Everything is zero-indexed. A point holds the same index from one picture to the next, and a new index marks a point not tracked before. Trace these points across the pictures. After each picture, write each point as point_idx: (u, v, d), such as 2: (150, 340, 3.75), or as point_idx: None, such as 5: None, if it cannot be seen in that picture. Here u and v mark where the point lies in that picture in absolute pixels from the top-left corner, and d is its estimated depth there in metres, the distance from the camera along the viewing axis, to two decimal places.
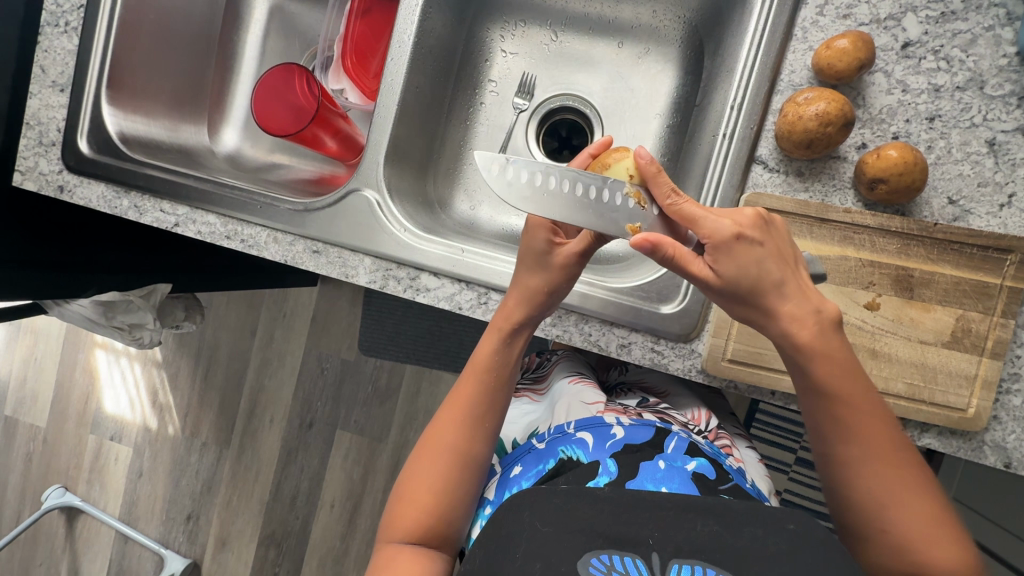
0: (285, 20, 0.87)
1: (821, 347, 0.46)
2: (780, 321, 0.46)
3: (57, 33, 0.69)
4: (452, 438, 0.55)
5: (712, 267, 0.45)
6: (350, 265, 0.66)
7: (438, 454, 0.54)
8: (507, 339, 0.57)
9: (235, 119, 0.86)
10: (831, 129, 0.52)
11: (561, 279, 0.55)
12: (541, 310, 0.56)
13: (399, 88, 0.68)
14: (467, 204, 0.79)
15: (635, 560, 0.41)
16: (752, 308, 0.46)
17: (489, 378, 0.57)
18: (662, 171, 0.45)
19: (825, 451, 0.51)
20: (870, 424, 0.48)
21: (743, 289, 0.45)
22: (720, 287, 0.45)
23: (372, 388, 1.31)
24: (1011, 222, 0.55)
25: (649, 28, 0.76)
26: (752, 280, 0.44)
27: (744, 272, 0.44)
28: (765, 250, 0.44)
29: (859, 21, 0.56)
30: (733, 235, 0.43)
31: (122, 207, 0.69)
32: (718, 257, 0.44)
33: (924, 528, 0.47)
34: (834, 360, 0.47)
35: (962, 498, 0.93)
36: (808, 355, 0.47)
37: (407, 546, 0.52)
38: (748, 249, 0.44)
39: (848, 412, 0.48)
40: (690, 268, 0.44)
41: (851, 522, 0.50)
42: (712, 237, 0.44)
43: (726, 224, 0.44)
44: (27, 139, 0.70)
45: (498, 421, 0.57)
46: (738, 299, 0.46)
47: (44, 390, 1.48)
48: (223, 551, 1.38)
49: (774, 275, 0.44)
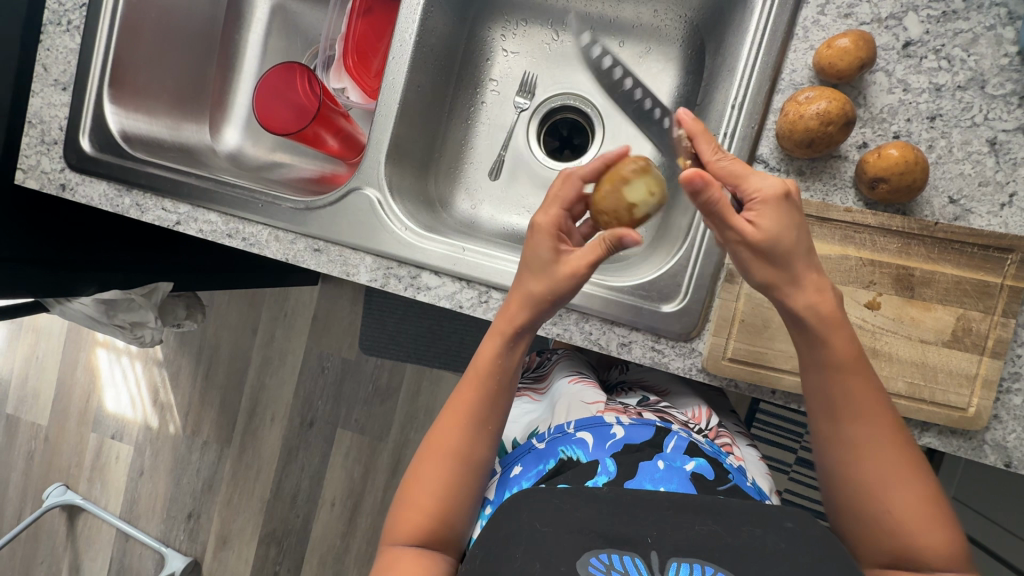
0: (287, 19, 0.87)
1: (835, 320, 0.48)
2: (804, 289, 0.47)
3: (59, 32, 0.70)
4: (459, 440, 0.55)
5: (754, 223, 0.46)
6: (351, 263, 0.66)
7: (444, 457, 0.55)
8: (509, 343, 0.55)
9: (236, 118, 0.86)
10: (832, 128, 0.53)
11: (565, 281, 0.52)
12: (545, 314, 0.54)
13: (400, 86, 0.68)
14: (468, 202, 0.79)
15: (634, 559, 0.41)
16: (779, 271, 0.47)
17: (492, 383, 0.56)
18: (709, 131, 0.48)
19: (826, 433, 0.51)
20: (871, 404, 0.48)
21: (781, 248, 0.46)
22: (760, 242, 0.46)
23: (373, 387, 1.31)
24: (1012, 222, 0.55)
25: (650, 28, 0.76)
26: (791, 239, 0.46)
27: (785, 229, 0.45)
28: (801, 216, 0.46)
29: (860, 20, 0.56)
30: (779, 190, 0.45)
31: (123, 206, 0.70)
32: (761, 211, 0.46)
33: (920, 512, 0.47)
34: (844, 333, 0.48)
35: (963, 498, 0.93)
36: (829, 324, 0.47)
37: (410, 548, 0.53)
38: (791, 208, 0.46)
39: (856, 388, 0.48)
40: (733, 218, 0.45)
41: (846, 504, 0.49)
42: (760, 192, 0.46)
43: (773, 181, 0.46)
44: (30, 138, 0.70)
45: (501, 422, 0.57)
46: (775, 260, 0.46)
47: (45, 388, 1.48)
48: (224, 549, 1.38)
49: (806, 240, 0.46)
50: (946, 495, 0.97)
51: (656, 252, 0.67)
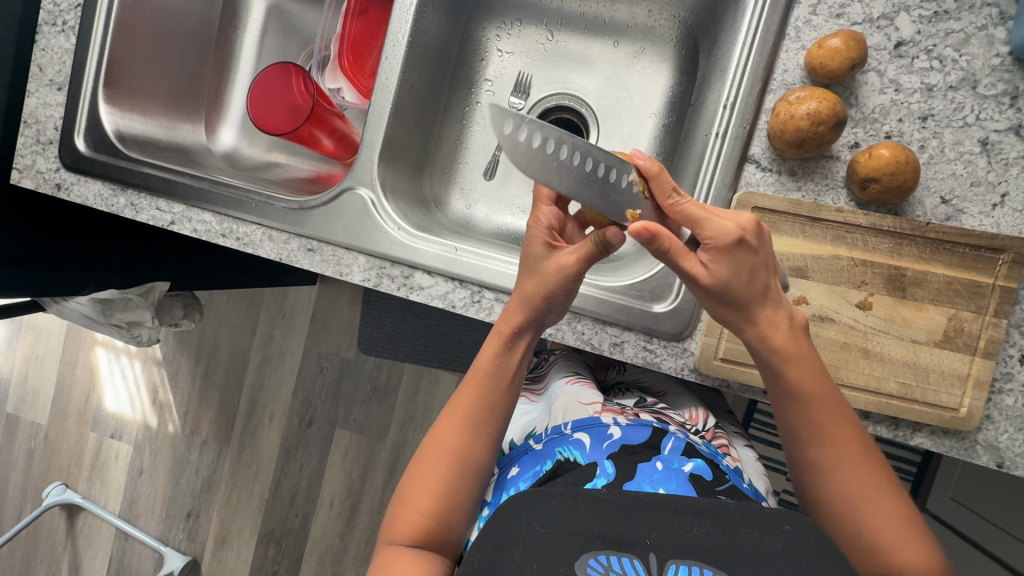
0: (282, 19, 0.87)
1: (795, 351, 0.48)
2: (759, 325, 0.48)
3: (54, 32, 0.70)
4: (456, 440, 0.55)
5: (707, 269, 0.45)
6: (344, 263, 0.66)
7: (441, 457, 0.55)
8: (508, 343, 0.56)
9: (232, 118, 0.86)
10: (823, 128, 0.52)
11: (556, 280, 0.52)
12: (542, 314, 0.54)
13: (393, 86, 0.68)
14: (462, 202, 0.79)
15: (631, 560, 0.42)
16: (737, 312, 0.47)
17: (493, 385, 0.57)
18: (664, 170, 0.44)
19: (800, 458, 0.52)
20: (841, 429, 0.50)
21: (735, 293, 0.45)
22: (711, 287, 0.45)
23: (372, 387, 1.31)
24: (1004, 222, 0.55)
25: (644, 28, 0.76)
26: (744, 285, 0.45)
27: (738, 275, 0.45)
28: (760, 257, 0.45)
29: (852, 20, 0.56)
30: (732, 238, 0.43)
31: (118, 206, 0.70)
32: (714, 259, 0.44)
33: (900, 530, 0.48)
34: (801, 366, 0.49)
35: (960, 499, 0.93)
36: (784, 358, 0.48)
37: (407, 549, 0.53)
38: (746, 252, 0.44)
39: (821, 416, 0.49)
40: (684, 263, 0.45)
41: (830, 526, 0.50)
42: (714, 238, 0.44)
43: (728, 225, 0.44)
44: (25, 138, 0.70)
45: (501, 426, 0.57)
46: (729, 303, 0.46)
47: (45, 387, 1.49)
48: (223, 548, 1.38)
49: (762, 281, 0.46)
50: (944, 495, 0.96)
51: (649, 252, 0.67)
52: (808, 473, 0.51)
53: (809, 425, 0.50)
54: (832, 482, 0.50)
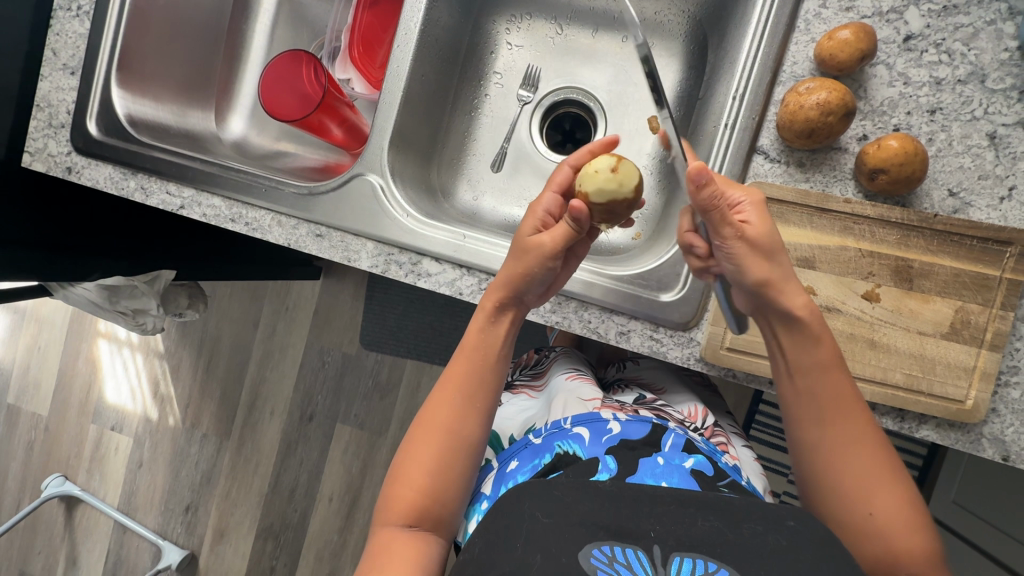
0: (293, 9, 0.87)
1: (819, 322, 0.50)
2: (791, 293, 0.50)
3: (69, 18, 0.71)
4: (448, 420, 0.55)
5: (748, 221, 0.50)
6: (352, 249, 0.66)
7: (431, 439, 0.54)
8: (493, 318, 0.57)
9: (242, 107, 0.87)
10: (832, 118, 0.53)
11: (541, 260, 0.54)
12: (523, 290, 0.55)
13: (404, 75, 0.69)
14: (469, 193, 0.80)
15: (636, 552, 0.42)
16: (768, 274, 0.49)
17: (480, 363, 0.57)
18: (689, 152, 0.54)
19: (810, 436, 0.51)
20: (852, 403, 0.50)
21: (770, 245, 0.49)
22: (755, 236, 0.49)
23: (372, 382, 1.31)
24: (1011, 215, 0.55)
25: (653, 23, 0.77)
26: (779, 237, 0.50)
27: (774, 227, 0.50)
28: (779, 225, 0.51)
29: (861, 13, 0.57)
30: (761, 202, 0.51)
31: (128, 188, 0.70)
32: (751, 214, 0.50)
33: (904, 514, 0.47)
34: (830, 335, 0.51)
35: (966, 504, 0.92)
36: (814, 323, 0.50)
37: (403, 531, 0.52)
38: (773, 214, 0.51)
39: (836, 390, 0.50)
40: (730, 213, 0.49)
41: (833, 505, 0.49)
42: (749, 194, 0.51)
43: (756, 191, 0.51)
44: (37, 121, 0.71)
45: (493, 405, 0.57)
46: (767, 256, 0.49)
47: (46, 378, 1.49)
48: (221, 543, 1.38)
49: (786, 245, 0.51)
50: (946, 500, 0.96)
51: (656, 244, 0.68)
52: (816, 451, 0.51)
53: (823, 401, 0.50)
54: (841, 459, 0.49)
